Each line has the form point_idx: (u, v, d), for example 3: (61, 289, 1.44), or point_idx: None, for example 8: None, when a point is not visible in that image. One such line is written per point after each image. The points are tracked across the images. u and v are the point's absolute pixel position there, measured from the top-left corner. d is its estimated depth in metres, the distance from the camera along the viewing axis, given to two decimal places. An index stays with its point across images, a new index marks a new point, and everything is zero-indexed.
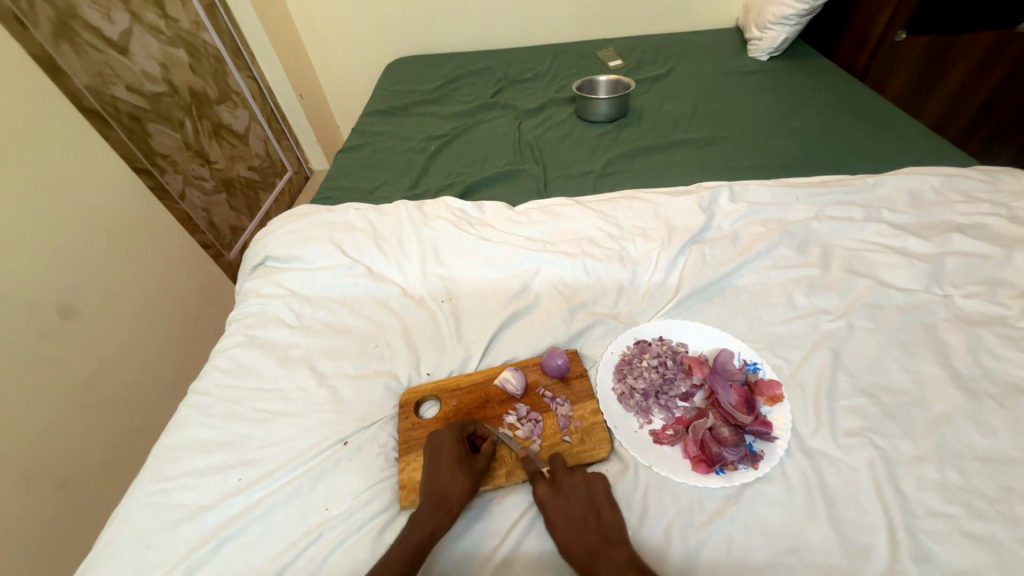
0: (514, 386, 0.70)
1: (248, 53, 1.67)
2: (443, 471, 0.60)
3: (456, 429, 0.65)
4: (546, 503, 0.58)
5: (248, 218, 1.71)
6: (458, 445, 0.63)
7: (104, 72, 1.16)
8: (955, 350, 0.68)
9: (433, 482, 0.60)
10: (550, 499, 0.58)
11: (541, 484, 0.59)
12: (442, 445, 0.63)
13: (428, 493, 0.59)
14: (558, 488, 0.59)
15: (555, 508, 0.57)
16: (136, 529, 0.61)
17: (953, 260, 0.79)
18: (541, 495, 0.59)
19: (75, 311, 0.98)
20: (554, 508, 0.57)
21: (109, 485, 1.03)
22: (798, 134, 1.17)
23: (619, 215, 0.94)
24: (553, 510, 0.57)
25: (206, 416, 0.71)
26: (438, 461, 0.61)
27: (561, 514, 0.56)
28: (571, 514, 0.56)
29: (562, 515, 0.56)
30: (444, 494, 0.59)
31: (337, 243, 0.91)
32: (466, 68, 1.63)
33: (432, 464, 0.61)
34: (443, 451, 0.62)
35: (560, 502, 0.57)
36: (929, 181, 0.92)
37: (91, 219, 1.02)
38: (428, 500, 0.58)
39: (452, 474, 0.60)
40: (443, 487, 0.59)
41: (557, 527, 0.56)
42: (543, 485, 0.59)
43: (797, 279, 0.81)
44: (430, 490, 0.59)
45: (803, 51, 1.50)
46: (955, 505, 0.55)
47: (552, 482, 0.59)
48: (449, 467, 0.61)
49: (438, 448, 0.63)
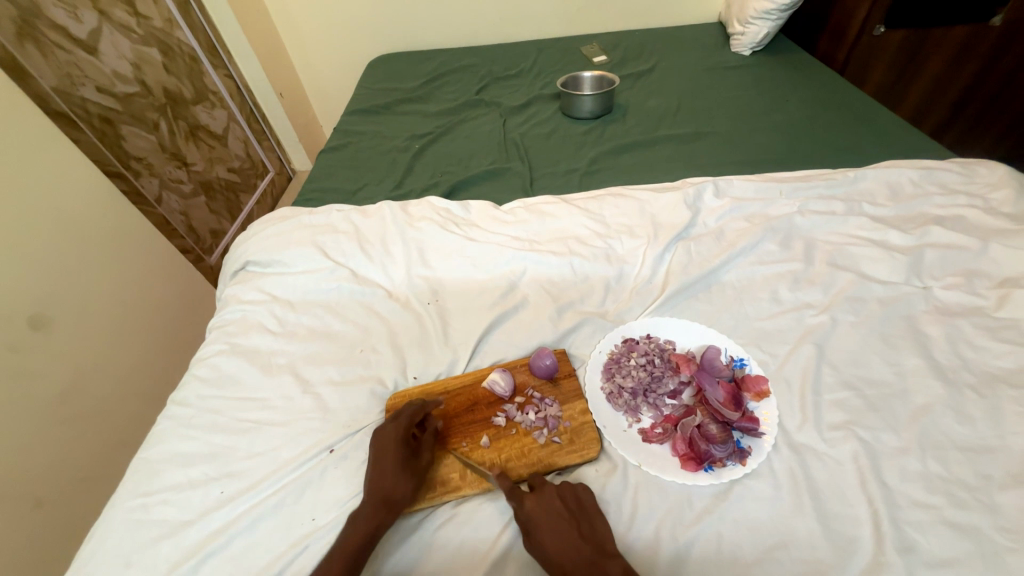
0: (504, 389, 0.69)
1: (224, 51, 1.62)
2: (386, 471, 0.60)
3: (401, 427, 0.63)
4: (536, 519, 0.56)
5: (229, 221, 1.67)
6: (400, 445, 0.62)
7: (73, 73, 1.12)
8: (934, 341, 0.70)
9: (377, 483, 0.59)
10: (539, 514, 0.56)
11: (529, 499, 0.57)
12: (386, 446, 0.62)
13: (370, 493, 0.59)
14: (546, 504, 0.57)
15: (544, 522, 0.55)
16: (116, 547, 0.59)
17: (932, 252, 0.80)
18: (529, 511, 0.56)
19: (48, 322, 0.95)
20: (543, 522, 0.55)
21: (89, 499, 1.01)
22: (781, 129, 1.18)
23: (605, 212, 0.93)
24: (544, 522, 0.55)
25: (186, 428, 0.69)
26: (382, 461, 0.61)
27: (553, 527, 0.55)
28: (563, 527, 0.55)
29: (552, 528, 0.55)
30: (387, 494, 0.58)
31: (320, 246, 0.89)
32: (449, 65, 1.61)
33: (376, 463, 0.61)
34: (386, 450, 0.61)
35: (551, 515, 0.56)
36: (908, 174, 0.94)
37: (65, 225, 0.99)
38: (372, 501, 0.58)
39: (394, 475, 0.59)
40: (387, 486, 0.59)
41: (547, 542, 0.54)
42: (530, 500, 0.57)
43: (781, 273, 0.82)
44: (374, 490, 0.59)
45: (785, 45, 1.51)
46: (936, 495, 0.56)
47: (540, 496, 0.57)
48: (391, 466, 0.60)
49: (383, 447, 0.62)
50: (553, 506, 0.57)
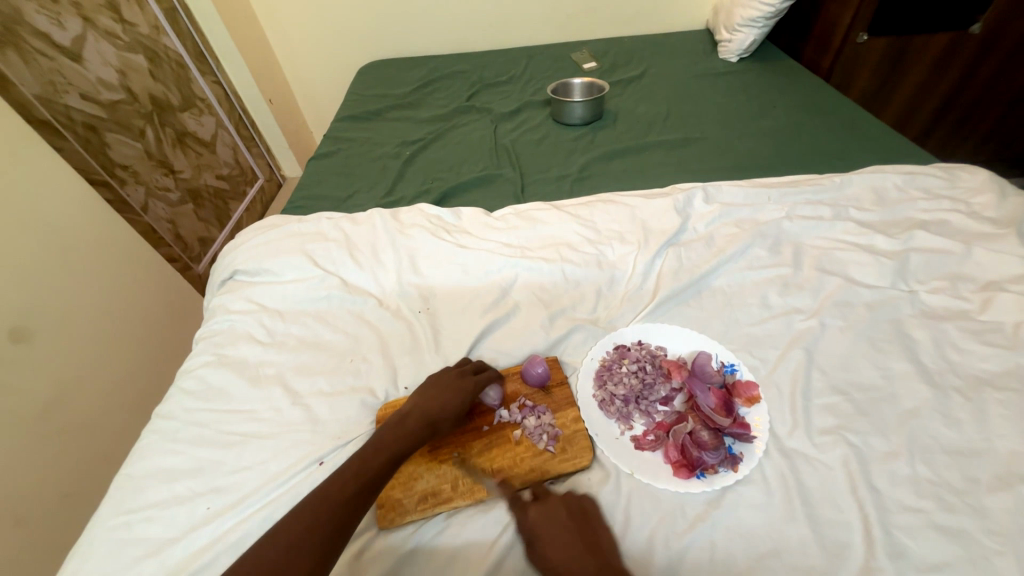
0: (494, 400, 0.69)
1: (212, 58, 1.61)
2: (445, 403, 0.64)
3: (477, 380, 0.68)
4: (540, 529, 0.56)
5: (218, 228, 1.65)
6: (469, 394, 0.66)
7: (56, 80, 1.11)
8: (921, 345, 0.70)
9: (431, 409, 0.64)
10: (542, 524, 0.57)
11: (532, 509, 0.58)
12: (455, 387, 0.67)
13: (419, 416, 0.63)
14: (552, 516, 0.57)
15: (547, 532, 0.56)
16: (97, 567, 0.57)
17: (917, 257, 0.81)
18: (533, 521, 0.57)
19: (29, 333, 0.93)
20: (548, 532, 0.56)
21: (71, 516, 0.98)
22: (769, 135, 1.19)
23: (596, 218, 0.94)
24: (548, 534, 0.56)
25: (172, 442, 0.68)
26: (444, 395, 0.65)
27: (556, 537, 0.55)
28: (569, 536, 0.55)
29: (558, 539, 0.55)
30: (435, 420, 0.63)
31: (309, 254, 0.89)
32: (439, 71, 1.61)
33: (436, 395, 0.65)
34: (452, 389, 0.66)
35: (556, 525, 0.57)
36: (893, 179, 0.95)
37: (46, 235, 0.97)
38: (419, 421, 0.62)
39: (451, 410, 0.64)
40: (436, 412, 0.63)
41: (551, 553, 0.54)
42: (535, 510, 0.58)
43: (771, 279, 0.82)
44: (424, 413, 0.63)
45: (771, 52, 1.54)
46: (924, 499, 0.56)
47: (544, 506, 0.59)
48: (452, 402, 0.65)
49: (448, 386, 0.67)
50: (558, 515, 0.57)
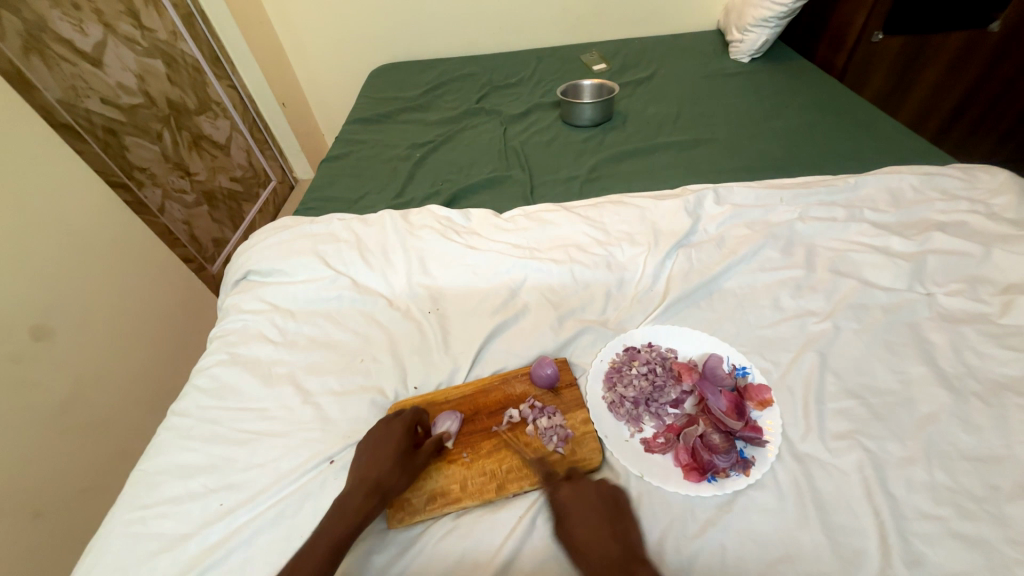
0: (452, 428, 0.67)
1: (227, 62, 1.64)
2: (383, 460, 0.60)
3: (406, 421, 0.64)
4: (570, 509, 0.57)
5: (231, 229, 1.68)
6: (403, 442, 0.62)
7: (78, 85, 1.14)
8: (938, 348, 0.69)
9: (370, 470, 0.60)
10: (574, 504, 0.57)
11: (565, 488, 0.59)
12: (388, 436, 0.62)
13: (360, 481, 0.59)
14: (584, 497, 0.58)
15: (577, 512, 0.56)
16: (114, 562, 0.58)
17: (934, 259, 0.80)
18: (564, 500, 0.58)
19: (50, 332, 0.95)
20: (577, 513, 0.56)
21: (88, 512, 1.00)
22: (781, 135, 1.18)
23: (605, 220, 0.93)
24: (577, 513, 0.56)
25: (186, 439, 0.69)
26: (378, 451, 0.61)
27: (584, 519, 0.56)
28: (595, 521, 0.55)
29: (585, 520, 0.55)
30: (379, 483, 0.59)
31: (321, 255, 0.90)
32: (450, 74, 1.62)
33: (370, 455, 0.61)
34: (386, 442, 0.62)
35: (584, 507, 0.57)
36: (909, 180, 0.93)
37: (66, 237, 1.00)
38: (361, 489, 0.58)
39: (391, 466, 0.60)
40: (378, 475, 0.59)
41: (576, 533, 0.55)
42: (567, 490, 0.59)
43: (783, 280, 0.81)
44: (363, 479, 0.59)
45: (783, 52, 1.52)
46: (943, 506, 0.55)
47: (575, 488, 0.59)
48: (389, 457, 0.61)
49: (382, 440, 0.62)
50: (589, 498, 0.57)
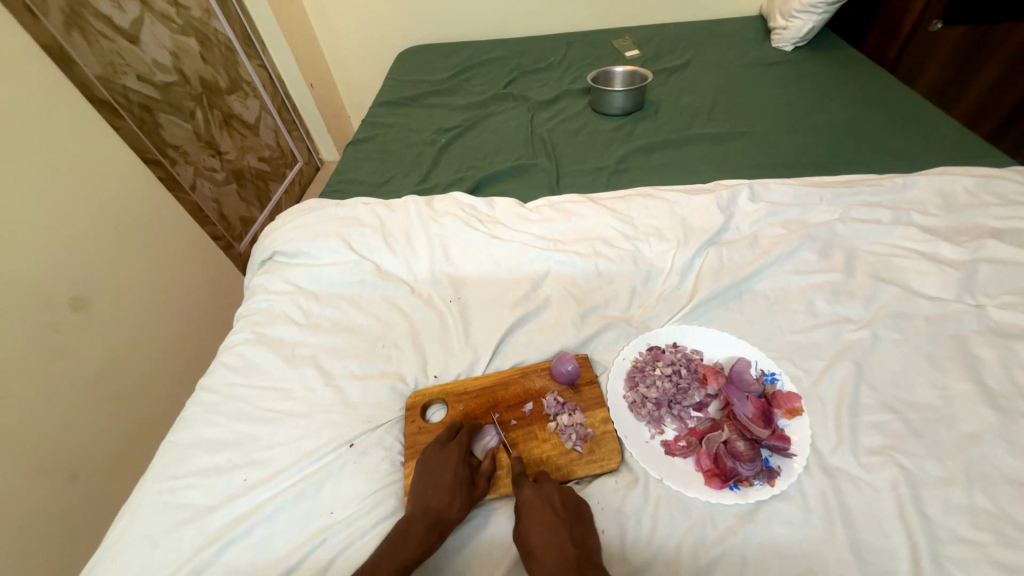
0: (491, 443, 0.67)
1: (258, 41, 1.65)
2: (444, 488, 0.59)
3: (463, 447, 0.63)
4: (531, 510, 0.55)
5: (259, 209, 1.71)
6: (462, 468, 0.61)
7: (115, 61, 1.15)
8: (986, 363, 0.65)
9: (431, 499, 0.58)
10: (534, 505, 0.55)
11: (528, 488, 0.57)
12: (446, 462, 0.61)
13: (421, 510, 0.57)
14: (544, 496, 0.56)
15: (535, 514, 0.55)
16: (143, 529, 0.61)
17: (987, 268, 0.75)
18: (526, 500, 0.56)
19: (87, 304, 0.98)
20: (535, 514, 0.55)
21: (122, 476, 1.05)
22: (824, 130, 1.12)
23: (633, 213, 0.91)
24: (535, 513, 0.55)
25: (213, 414, 0.71)
26: (436, 478, 0.59)
27: (542, 521, 0.54)
28: (554, 524, 0.53)
29: (542, 523, 0.54)
30: (440, 514, 0.57)
31: (345, 238, 0.90)
32: (478, 58, 1.59)
33: (431, 481, 0.59)
34: (445, 469, 0.60)
35: (543, 509, 0.55)
36: (962, 182, 0.88)
37: (101, 211, 1.02)
38: (424, 519, 0.56)
39: (454, 496, 0.58)
40: (439, 506, 0.57)
41: (532, 534, 0.53)
42: (530, 489, 0.57)
43: (819, 284, 0.78)
44: (424, 508, 0.57)
45: (830, 41, 1.44)
46: (983, 532, 0.52)
47: (539, 488, 0.57)
48: (450, 485, 0.59)
49: (441, 465, 0.61)
50: (550, 500, 0.56)
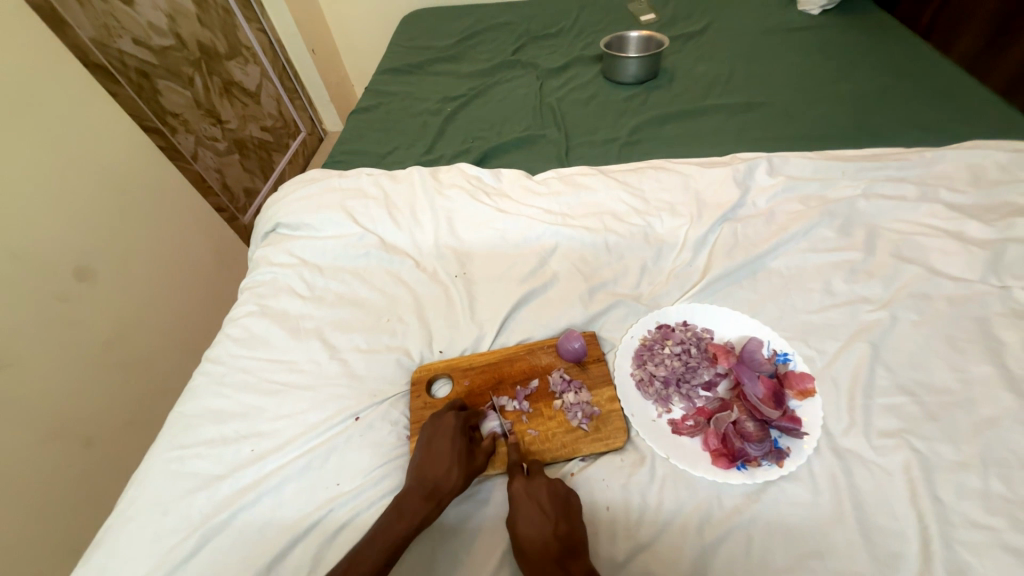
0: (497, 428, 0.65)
1: (257, 4, 1.59)
2: (441, 459, 0.58)
3: (461, 419, 0.62)
4: (518, 504, 0.54)
5: (262, 180, 1.67)
6: (459, 439, 0.59)
7: (110, 24, 1.09)
8: (1010, 348, 0.63)
9: (428, 470, 0.57)
10: (521, 498, 0.54)
11: (518, 481, 0.56)
12: (443, 432, 0.60)
13: (419, 481, 0.57)
14: (533, 491, 0.55)
15: (523, 508, 0.53)
16: (154, 496, 0.61)
17: (1016, 248, 0.71)
18: (514, 492, 0.55)
19: (92, 273, 0.98)
20: (522, 507, 0.54)
21: (135, 441, 1.07)
22: (849, 101, 1.06)
23: (645, 187, 0.87)
24: (522, 507, 0.54)
25: (219, 386, 0.71)
26: (435, 448, 0.59)
27: (529, 516, 0.53)
28: (539, 518, 0.52)
29: (529, 516, 0.53)
30: (435, 485, 0.56)
31: (349, 211, 0.88)
32: (485, 21, 1.52)
33: (428, 451, 0.59)
34: (441, 439, 0.59)
35: (532, 503, 0.54)
36: (994, 156, 0.83)
37: (101, 180, 1.00)
38: (420, 489, 0.56)
39: (450, 465, 0.57)
40: (436, 476, 0.57)
41: (518, 527, 0.52)
42: (518, 483, 0.56)
43: (837, 263, 0.75)
44: (422, 479, 0.57)
45: (860, 5, 1.35)
46: (996, 516, 0.51)
47: (528, 481, 0.56)
48: (446, 455, 0.58)
49: (440, 437, 0.60)
50: (538, 494, 0.54)
